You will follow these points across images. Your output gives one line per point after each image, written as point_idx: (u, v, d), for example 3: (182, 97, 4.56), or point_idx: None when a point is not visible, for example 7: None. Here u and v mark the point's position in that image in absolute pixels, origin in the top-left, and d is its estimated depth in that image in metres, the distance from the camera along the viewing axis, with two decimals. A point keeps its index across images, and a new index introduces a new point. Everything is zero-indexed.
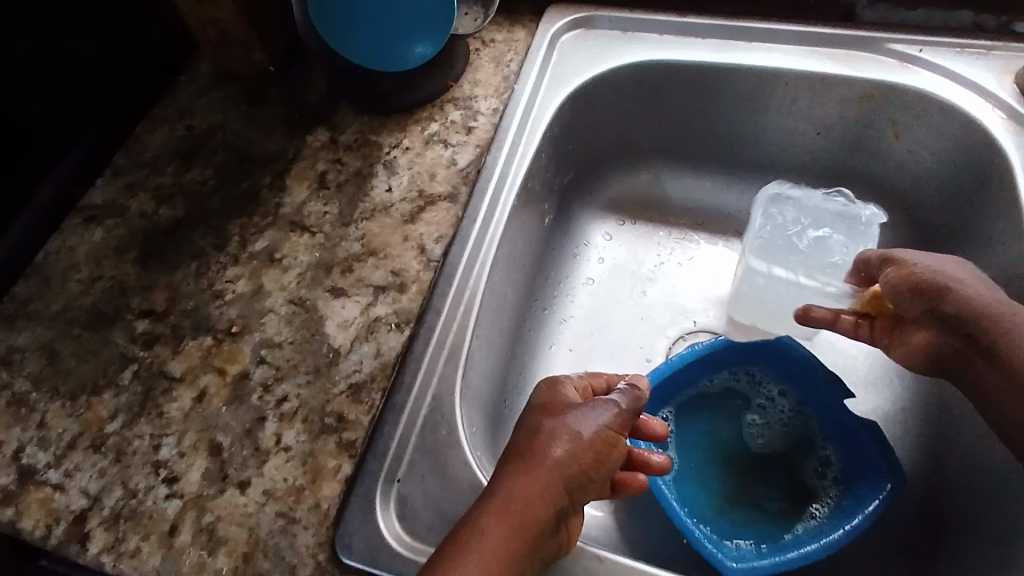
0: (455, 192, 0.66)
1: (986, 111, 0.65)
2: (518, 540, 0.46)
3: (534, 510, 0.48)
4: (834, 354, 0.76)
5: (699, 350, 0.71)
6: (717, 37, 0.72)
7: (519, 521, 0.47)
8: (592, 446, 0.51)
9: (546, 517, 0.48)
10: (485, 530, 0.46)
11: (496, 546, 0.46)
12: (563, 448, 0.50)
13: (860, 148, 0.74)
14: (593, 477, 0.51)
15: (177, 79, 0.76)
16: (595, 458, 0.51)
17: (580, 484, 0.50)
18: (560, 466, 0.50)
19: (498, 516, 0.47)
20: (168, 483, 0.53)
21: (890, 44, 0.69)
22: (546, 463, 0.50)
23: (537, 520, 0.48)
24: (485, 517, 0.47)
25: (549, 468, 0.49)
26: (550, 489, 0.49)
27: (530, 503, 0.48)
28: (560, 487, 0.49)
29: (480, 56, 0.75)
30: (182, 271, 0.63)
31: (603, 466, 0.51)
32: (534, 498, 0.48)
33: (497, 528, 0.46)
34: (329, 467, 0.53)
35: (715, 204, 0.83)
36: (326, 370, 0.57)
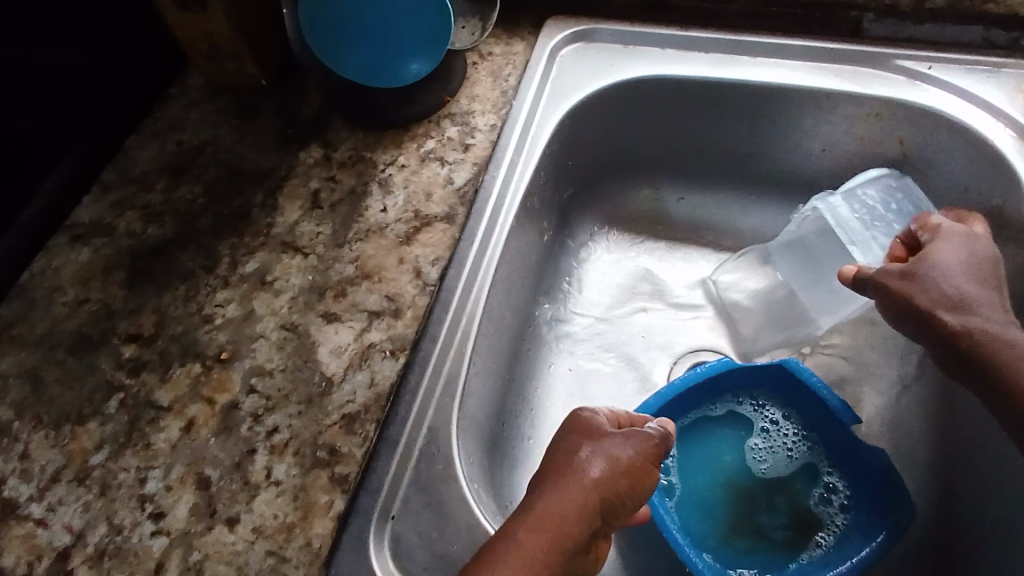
0: (452, 212, 0.64)
1: (997, 130, 0.62)
2: (551, 558, 0.43)
3: (568, 527, 0.44)
4: (839, 376, 0.73)
5: (701, 372, 0.68)
6: (719, 52, 0.69)
7: (553, 539, 0.44)
8: (628, 471, 0.48)
9: (578, 537, 0.45)
10: (519, 544, 0.43)
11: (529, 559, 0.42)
12: (600, 469, 0.47)
13: (867, 166, 0.72)
14: (627, 502, 0.47)
15: (172, 96, 0.75)
16: (629, 484, 0.47)
17: (615, 508, 0.47)
18: (597, 486, 0.46)
19: (533, 530, 0.44)
20: (155, 519, 0.51)
21: (898, 60, 0.66)
22: (582, 480, 0.46)
23: (571, 539, 0.44)
24: (518, 529, 0.44)
25: (584, 487, 0.46)
26: (586, 508, 0.45)
27: (566, 518, 0.44)
28: (595, 509, 0.46)
29: (478, 71, 0.73)
30: (171, 294, 0.62)
31: (638, 493, 0.48)
32: (570, 512, 0.45)
33: (533, 543, 0.43)
34: (321, 503, 0.50)
35: (720, 222, 0.80)
36: (318, 401, 0.55)
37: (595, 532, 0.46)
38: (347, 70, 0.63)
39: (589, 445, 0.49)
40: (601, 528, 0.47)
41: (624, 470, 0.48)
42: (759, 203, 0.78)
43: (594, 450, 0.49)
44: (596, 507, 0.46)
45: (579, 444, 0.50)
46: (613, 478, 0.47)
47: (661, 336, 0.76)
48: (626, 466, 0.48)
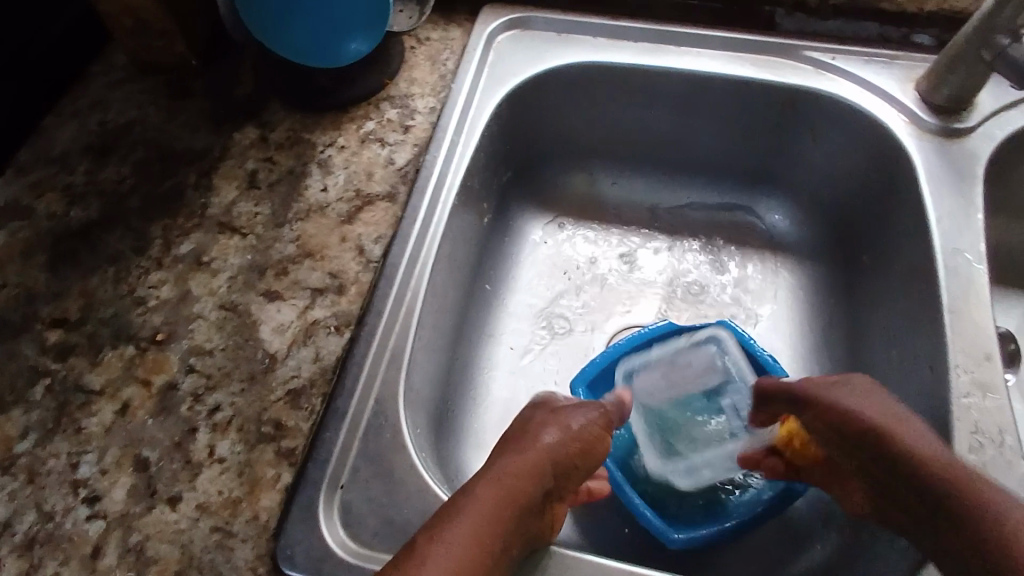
0: (393, 191, 0.65)
1: (891, 116, 0.67)
2: (506, 510, 0.45)
3: (523, 481, 0.47)
4: (765, 337, 0.75)
5: (643, 334, 0.70)
6: (647, 41, 0.73)
7: (509, 493, 0.46)
8: (580, 439, 0.52)
9: (534, 493, 0.47)
10: (476, 497, 0.45)
11: (486, 512, 0.44)
12: (551, 435, 0.51)
13: (780, 151, 0.76)
14: (578, 463, 0.52)
15: (93, 75, 0.72)
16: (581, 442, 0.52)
17: (567, 466, 0.51)
18: (549, 450, 0.50)
19: (490, 485, 0.46)
20: (89, 503, 0.50)
21: (807, 52, 0.71)
22: (536, 444, 0.50)
23: (525, 495, 0.47)
24: (477, 487, 0.46)
25: (540, 450, 0.49)
26: (539, 469, 0.48)
27: (520, 474, 0.47)
28: (548, 465, 0.49)
29: (416, 55, 0.75)
30: (99, 276, 0.60)
31: (587, 456, 0.52)
32: (526, 468, 0.48)
33: (487, 496, 0.45)
34: (268, 476, 0.50)
35: (650, 205, 0.83)
36: (262, 377, 0.55)
37: (551, 489, 0.49)
38: (279, 43, 0.63)
39: (553, 419, 0.53)
40: (555, 487, 0.50)
41: (575, 436, 0.52)
42: (686, 185, 0.82)
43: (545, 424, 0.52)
44: (550, 464, 0.49)
45: (536, 418, 0.53)
46: (565, 441, 0.51)
47: (599, 312, 0.78)
48: (581, 427, 0.53)
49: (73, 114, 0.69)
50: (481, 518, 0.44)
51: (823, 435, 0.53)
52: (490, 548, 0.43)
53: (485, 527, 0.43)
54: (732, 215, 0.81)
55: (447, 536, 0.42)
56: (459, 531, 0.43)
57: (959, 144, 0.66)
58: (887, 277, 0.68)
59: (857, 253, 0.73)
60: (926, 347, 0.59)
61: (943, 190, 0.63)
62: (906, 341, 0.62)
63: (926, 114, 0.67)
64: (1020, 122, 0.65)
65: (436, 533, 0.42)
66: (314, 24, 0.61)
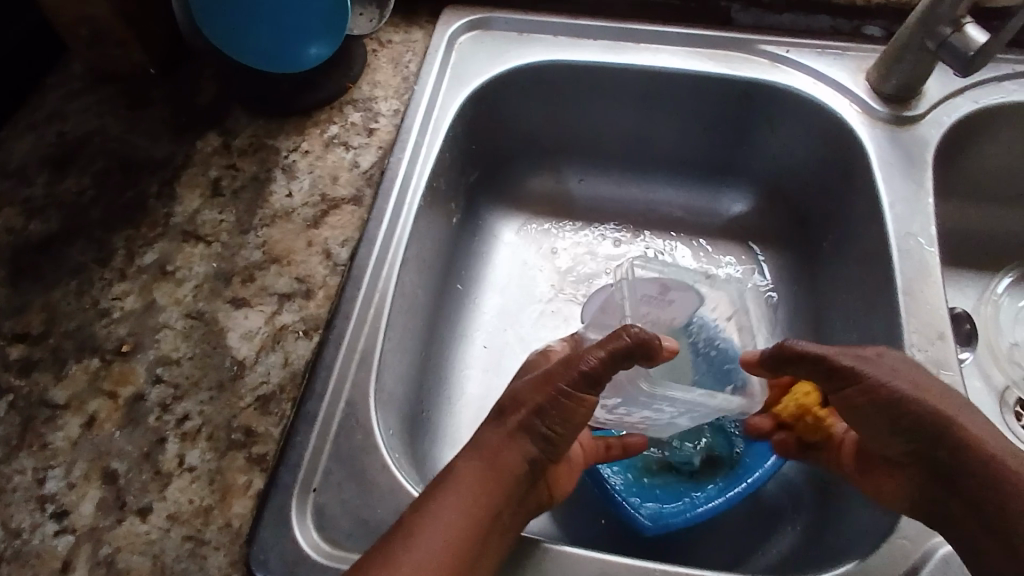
0: (359, 194, 0.65)
1: (844, 106, 0.69)
2: (490, 484, 0.48)
3: (505, 456, 0.49)
4: None
5: None
6: (607, 39, 0.74)
7: (494, 465, 0.49)
8: (570, 407, 0.49)
9: (517, 464, 0.49)
10: (461, 473, 0.48)
11: (472, 489, 0.47)
12: (527, 412, 0.50)
13: (741, 143, 0.77)
14: (563, 434, 0.50)
15: (49, 86, 0.71)
16: (585, 382, 0.49)
17: (549, 439, 0.50)
18: (529, 422, 0.50)
19: (474, 458, 0.49)
20: (57, 518, 0.49)
21: (762, 45, 0.73)
22: (513, 419, 0.50)
23: (508, 464, 0.49)
24: (459, 463, 0.49)
25: (516, 427, 0.50)
26: (518, 437, 0.50)
27: (501, 448, 0.49)
28: (526, 438, 0.50)
29: (379, 57, 0.75)
30: (61, 289, 0.59)
31: (575, 424, 0.50)
32: (506, 444, 0.50)
33: (472, 470, 0.48)
34: (239, 483, 0.50)
35: (617, 200, 0.84)
36: (230, 385, 0.54)
37: (534, 461, 0.50)
38: (239, 50, 0.63)
39: (562, 369, 0.49)
40: (538, 458, 0.51)
41: (559, 411, 0.50)
42: (651, 179, 0.82)
43: (521, 405, 0.51)
44: (528, 437, 0.50)
45: (522, 387, 0.51)
46: (546, 413, 0.50)
47: (571, 307, 0.79)
48: (591, 377, 0.48)
49: (29, 126, 0.68)
50: (468, 494, 0.47)
51: (863, 409, 0.50)
52: (478, 521, 0.46)
53: (473, 498, 0.47)
54: (697, 208, 0.82)
55: (435, 514, 0.46)
56: (446, 509, 0.46)
57: (909, 132, 0.68)
58: (847, 262, 0.69)
59: (817, 241, 0.75)
60: (883, 328, 0.61)
61: (895, 176, 0.65)
62: (866, 323, 0.64)
63: (877, 103, 0.69)
64: (966, 109, 0.68)
65: (424, 512, 0.46)
66: (272, 29, 0.61)
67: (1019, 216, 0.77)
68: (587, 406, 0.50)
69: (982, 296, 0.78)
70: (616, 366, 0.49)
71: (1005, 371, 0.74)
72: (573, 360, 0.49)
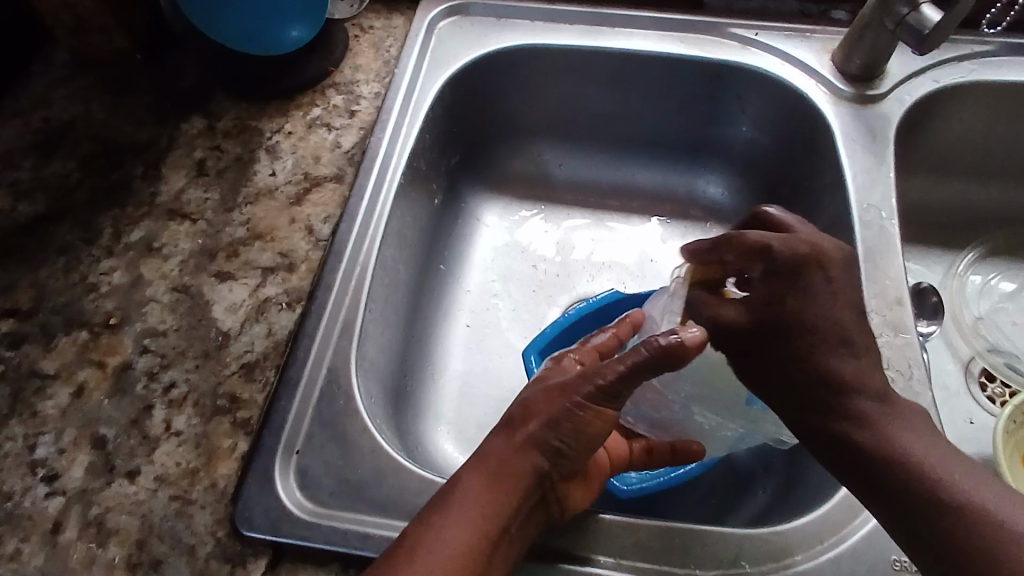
0: (340, 173, 0.67)
1: (811, 86, 0.72)
2: (496, 496, 0.46)
3: (515, 470, 0.47)
4: None
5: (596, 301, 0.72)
6: (583, 23, 0.77)
7: (499, 478, 0.47)
8: (586, 418, 0.47)
9: (524, 478, 0.47)
10: (465, 484, 0.47)
11: (477, 500, 0.46)
12: (539, 424, 0.48)
13: (714, 123, 0.79)
14: (579, 448, 0.48)
15: (36, 72, 0.72)
16: (603, 398, 0.47)
17: (563, 453, 0.47)
18: (536, 440, 0.47)
19: (478, 470, 0.47)
20: (48, 482, 0.51)
21: (731, 28, 0.75)
22: (522, 433, 0.48)
23: (518, 478, 0.47)
24: (465, 475, 0.47)
25: (526, 441, 0.47)
26: (526, 454, 0.47)
27: (511, 462, 0.47)
28: (539, 452, 0.47)
29: (360, 42, 0.77)
30: (49, 266, 0.60)
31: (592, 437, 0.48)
32: (515, 458, 0.47)
33: (477, 482, 0.47)
34: (224, 446, 0.52)
35: (596, 181, 0.86)
36: (215, 354, 0.56)
37: (546, 476, 0.48)
38: (223, 34, 0.65)
39: (579, 382, 0.48)
40: (550, 474, 0.48)
41: (574, 425, 0.47)
42: (629, 160, 0.84)
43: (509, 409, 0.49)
44: (539, 452, 0.47)
45: (534, 398, 0.49)
46: (559, 428, 0.47)
47: (551, 285, 0.80)
48: (609, 390, 0.47)
49: (16, 111, 0.70)
50: (473, 506, 0.46)
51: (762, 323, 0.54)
52: (485, 533, 0.45)
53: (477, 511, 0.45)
54: (672, 188, 0.85)
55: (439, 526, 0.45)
56: (451, 522, 0.45)
57: (873, 109, 0.70)
58: None
59: (787, 217, 0.77)
60: None
61: (858, 150, 0.68)
62: None
63: (842, 83, 0.71)
64: (926, 87, 0.70)
65: (428, 528, 0.45)
66: (254, 10, 0.63)
67: (980, 191, 0.80)
68: (604, 420, 0.48)
69: (948, 271, 0.80)
70: (638, 378, 0.47)
71: (969, 343, 0.76)
72: (591, 373, 0.48)
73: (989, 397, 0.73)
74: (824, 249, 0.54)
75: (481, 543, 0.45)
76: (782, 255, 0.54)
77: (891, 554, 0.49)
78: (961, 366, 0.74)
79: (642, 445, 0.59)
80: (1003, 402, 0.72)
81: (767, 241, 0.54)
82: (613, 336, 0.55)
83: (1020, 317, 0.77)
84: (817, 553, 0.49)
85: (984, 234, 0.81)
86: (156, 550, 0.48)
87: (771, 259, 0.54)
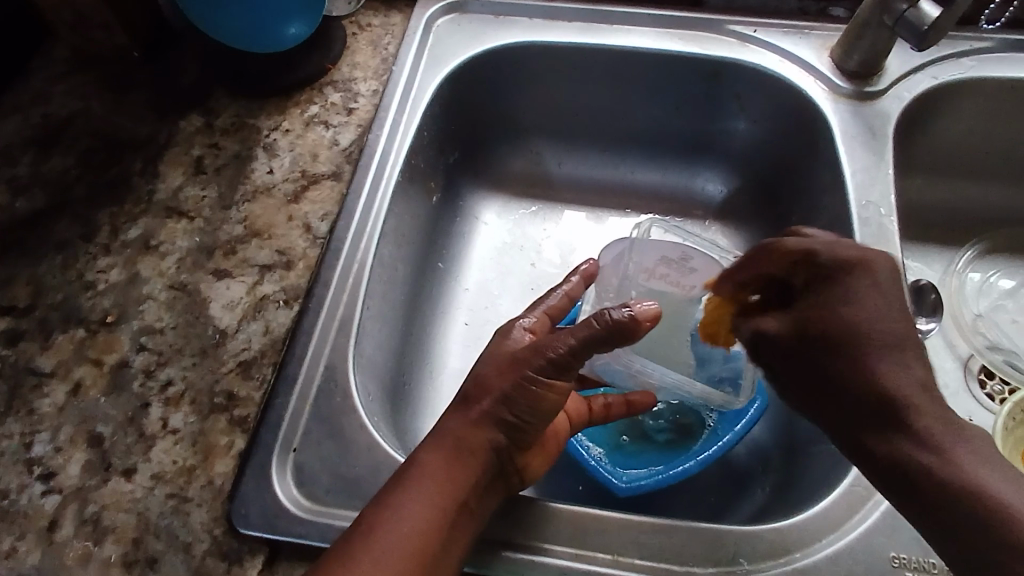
0: (338, 170, 0.67)
1: (809, 83, 0.72)
2: (452, 472, 0.47)
3: (472, 445, 0.48)
4: None
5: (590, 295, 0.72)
6: (581, 21, 0.76)
7: (455, 455, 0.48)
8: (540, 394, 0.47)
9: (481, 453, 0.48)
10: (423, 463, 0.47)
11: (436, 478, 0.47)
12: (496, 401, 0.48)
13: (712, 121, 0.79)
14: (534, 421, 0.48)
15: (33, 70, 0.72)
16: (555, 370, 0.47)
17: (517, 426, 0.48)
18: (489, 412, 0.48)
19: (435, 448, 0.48)
20: (44, 480, 0.51)
21: (730, 25, 0.75)
22: (477, 408, 0.49)
23: (474, 454, 0.48)
24: (421, 453, 0.48)
25: (480, 416, 0.48)
26: (481, 431, 0.48)
27: (466, 438, 0.48)
28: (493, 427, 0.48)
29: (358, 40, 0.77)
30: (47, 264, 0.60)
31: (549, 412, 0.49)
32: (470, 433, 0.48)
33: (435, 461, 0.47)
34: (221, 444, 0.52)
35: (595, 179, 0.85)
36: (212, 351, 0.56)
37: (502, 450, 0.49)
38: (221, 31, 0.65)
39: (530, 354, 0.48)
40: (507, 446, 0.49)
41: (533, 405, 0.48)
42: (628, 158, 0.84)
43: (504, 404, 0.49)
44: (493, 425, 0.48)
45: (487, 374, 0.50)
46: (512, 402, 0.48)
47: (548, 282, 0.80)
48: (560, 364, 0.47)
49: (14, 109, 0.69)
50: (430, 483, 0.46)
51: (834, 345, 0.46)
52: (442, 508, 0.46)
53: (436, 489, 0.46)
54: (671, 186, 0.84)
55: (398, 506, 0.45)
56: (411, 502, 0.46)
57: (871, 107, 0.70)
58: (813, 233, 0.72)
59: (786, 214, 0.77)
60: None
61: (857, 147, 0.68)
62: None
63: (841, 80, 0.71)
64: (925, 84, 0.70)
65: (386, 504, 0.46)
66: (250, 8, 0.63)
67: (979, 188, 0.80)
68: (563, 392, 0.48)
69: (948, 269, 0.80)
70: (588, 351, 0.47)
71: (969, 340, 0.76)
72: (542, 346, 0.48)
73: (988, 394, 0.73)
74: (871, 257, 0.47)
75: (438, 518, 0.45)
76: (826, 257, 0.48)
77: (888, 551, 0.49)
78: (960, 364, 0.74)
79: (602, 402, 0.59)
80: (1002, 400, 0.72)
81: (808, 247, 0.49)
82: (563, 296, 0.57)
83: (1019, 315, 0.77)
84: (814, 551, 0.49)
85: (984, 231, 0.81)
86: (152, 548, 0.48)
87: (813, 267, 0.49)
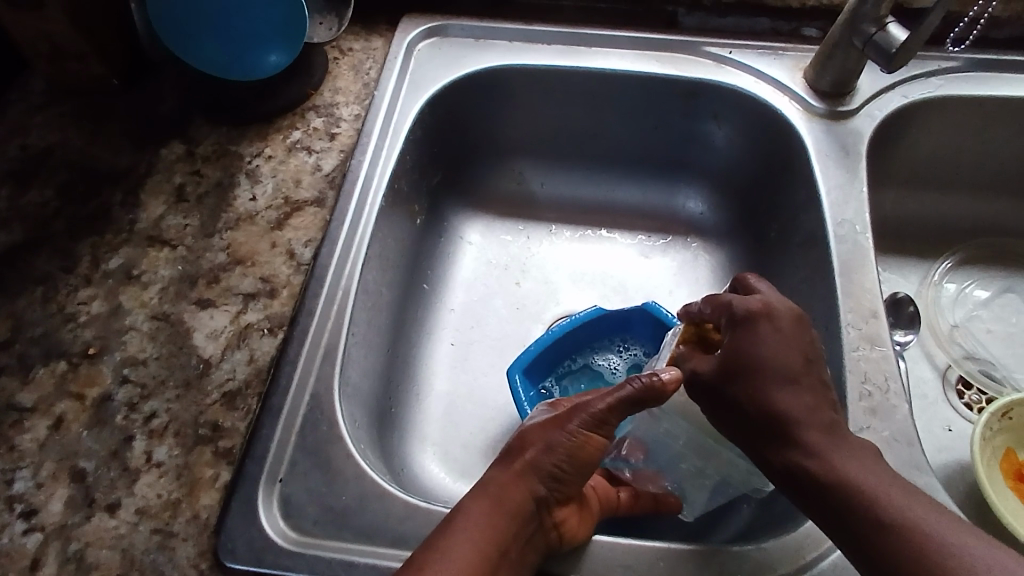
0: (321, 196, 0.67)
1: (784, 103, 0.73)
2: (499, 518, 0.48)
3: (514, 496, 0.49)
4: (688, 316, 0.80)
5: (579, 318, 0.73)
6: (560, 44, 0.78)
7: (499, 503, 0.49)
8: (578, 443, 0.50)
9: (523, 503, 0.49)
10: (467, 510, 0.49)
11: (478, 524, 0.47)
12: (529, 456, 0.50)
13: (691, 139, 0.80)
14: (572, 471, 0.50)
15: (13, 100, 0.72)
16: (592, 424, 0.51)
17: (558, 477, 0.50)
18: (536, 464, 0.50)
19: (478, 497, 0.49)
20: (26, 518, 0.50)
21: (706, 47, 0.76)
22: (519, 461, 0.51)
23: (519, 502, 0.49)
24: (466, 501, 0.49)
25: (524, 467, 0.50)
26: (526, 482, 0.49)
27: (508, 487, 0.49)
28: (537, 479, 0.50)
29: (339, 65, 0.77)
30: (26, 297, 0.60)
31: (582, 461, 0.51)
32: (513, 483, 0.49)
33: (478, 509, 0.48)
34: (207, 476, 0.52)
35: (576, 198, 0.86)
36: (196, 382, 0.56)
37: (544, 500, 0.49)
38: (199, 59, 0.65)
39: (569, 413, 0.52)
40: (547, 497, 0.49)
41: (550, 442, 0.50)
42: (609, 178, 0.85)
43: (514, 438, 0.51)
44: (535, 477, 0.50)
45: (529, 427, 0.53)
46: (552, 449, 0.50)
47: (531, 300, 0.81)
48: (598, 417, 0.51)
49: None
50: (473, 529, 0.47)
51: (799, 395, 0.51)
52: (486, 553, 0.46)
53: (480, 535, 0.47)
54: (653, 204, 0.85)
55: (445, 550, 0.46)
56: (456, 548, 0.46)
57: (845, 125, 0.72)
58: (791, 249, 0.73)
59: (765, 230, 0.78)
60: (823, 310, 0.64)
61: (831, 164, 0.70)
62: (806, 306, 0.68)
63: (814, 99, 0.73)
64: (895, 103, 0.72)
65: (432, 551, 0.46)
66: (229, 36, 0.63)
67: (951, 202, 0.82)
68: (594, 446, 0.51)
69: (924, 280, 0.82)
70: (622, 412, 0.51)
71: (945, 350, 0.77)
72: (581, 405, 0.52)
73: (967, 404, 0.74)
74: (775, 306, 0.55)
75: (481, 563, 0.46)
76: (739, 310, 0.55)
77: None
78: (938, 374, 0.76)
79: (628, 490, 0.60)
80: (980, 409, 0.73)
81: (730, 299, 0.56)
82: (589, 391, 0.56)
83: (994, 324, 0.79)
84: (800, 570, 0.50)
85: (956, 243, 0.83)
86: None
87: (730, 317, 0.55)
